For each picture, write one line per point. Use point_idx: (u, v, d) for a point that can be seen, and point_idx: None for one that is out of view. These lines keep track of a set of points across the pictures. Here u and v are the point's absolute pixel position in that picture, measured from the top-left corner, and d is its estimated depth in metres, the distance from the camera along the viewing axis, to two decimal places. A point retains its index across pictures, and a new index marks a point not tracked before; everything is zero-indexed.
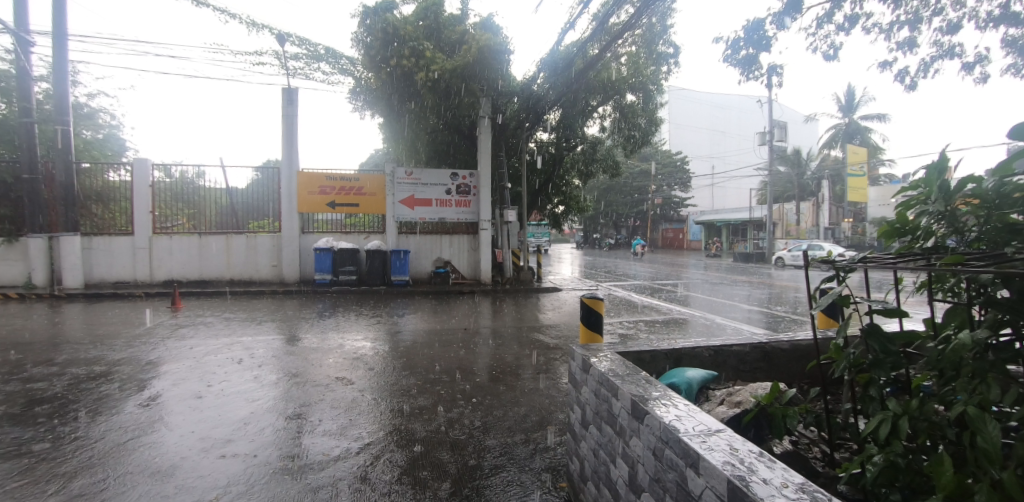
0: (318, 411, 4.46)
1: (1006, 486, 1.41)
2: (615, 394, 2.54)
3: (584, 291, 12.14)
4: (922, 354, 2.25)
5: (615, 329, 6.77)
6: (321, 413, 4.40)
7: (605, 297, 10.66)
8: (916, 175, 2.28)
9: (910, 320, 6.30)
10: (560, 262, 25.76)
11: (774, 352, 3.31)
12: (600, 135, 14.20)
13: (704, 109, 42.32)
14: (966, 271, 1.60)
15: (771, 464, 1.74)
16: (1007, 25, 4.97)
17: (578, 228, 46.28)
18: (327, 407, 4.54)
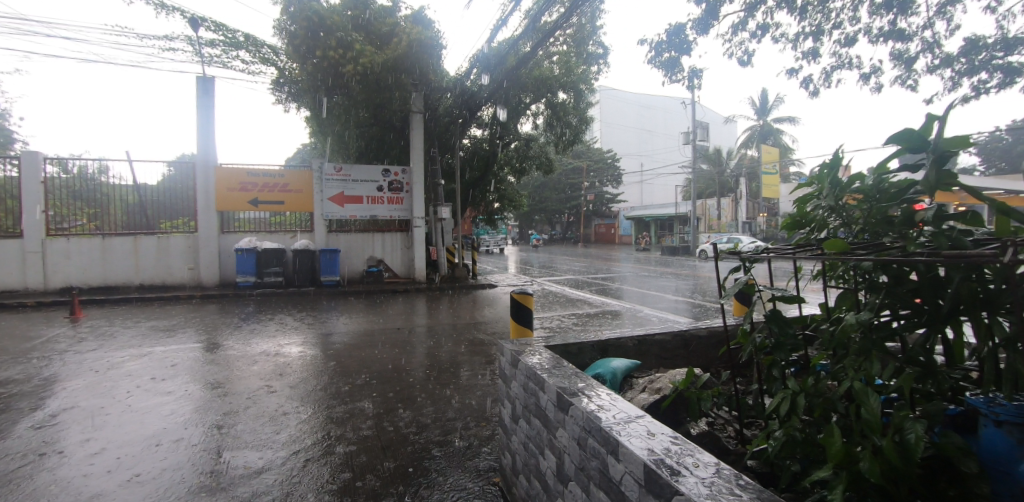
0: (242, 421, 4.20)
1: (885, 452, 1.57)
2: (542, 387, 2.59)
3: (519, 286, 12.26)
4: (818, 335, 2.44)
5: (547, 323, 6.91)
6: (244, 423, 4.14)
7: (539, 292, 10.81)
8: (814, 171, 2.46)
9: (809, 306, 6.93)
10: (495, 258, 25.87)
11: (692, 339, 3.51)
12: (534, 133, 14.40)
13: (634, 109, 44.08)
14: (851, 258, 1.75)
15: (684, 445, 1.84)
16: (894, 40, 5.55)
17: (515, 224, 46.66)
18: (251, 416, 4.28)
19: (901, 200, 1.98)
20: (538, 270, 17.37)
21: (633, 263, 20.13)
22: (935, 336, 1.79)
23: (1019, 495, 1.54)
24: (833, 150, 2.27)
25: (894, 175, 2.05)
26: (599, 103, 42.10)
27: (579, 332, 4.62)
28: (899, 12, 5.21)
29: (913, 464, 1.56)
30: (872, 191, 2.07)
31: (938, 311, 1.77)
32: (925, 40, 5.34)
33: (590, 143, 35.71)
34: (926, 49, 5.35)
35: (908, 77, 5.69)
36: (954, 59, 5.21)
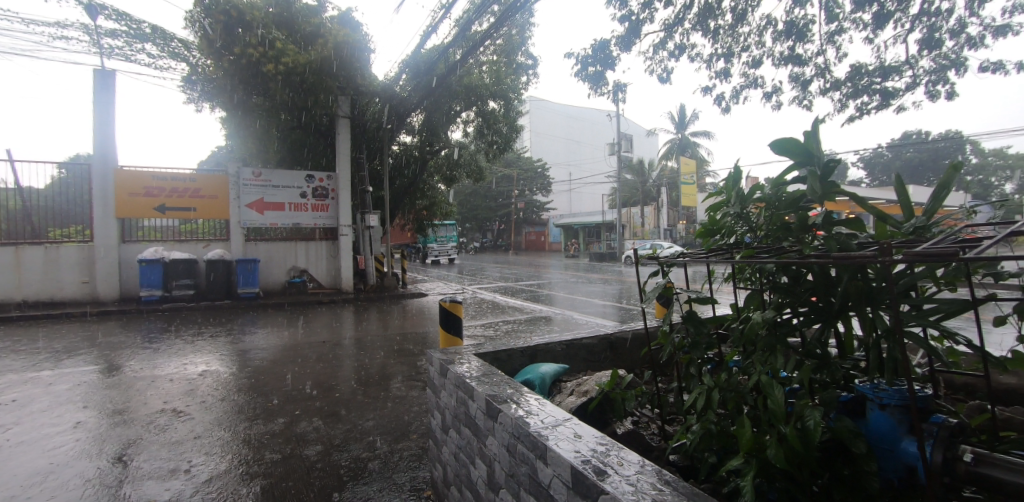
0: (147, 449, 3.79)
1: (788, 439, 1.69)
2: (471, 396, 2.58)
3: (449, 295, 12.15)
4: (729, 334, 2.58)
5: (478, 331, 6.88)
6: (150, 452, 3.74)
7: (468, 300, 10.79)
8: (720, 184, 2.65)
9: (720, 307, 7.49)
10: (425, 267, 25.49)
11: (618, 342, 3.65)
12: (464, 140, 14.38)
13: (563, 120, 45.42)
14: (755, 262, 1.86)
15: (607, 445, 1.91)
16: (793, 64, 6.15)
17: None
18: (159, 444, 3.88)
19: (797, 207, 2.15)
20: (469, 278, 17.27)
21: (563, 270, 20.64)
22: (828, 330, 1.96)
23: (901, 470, 1.71)
24: (734, 165, 2.46)
25: (790, 185, 2.22)
26: (529, 112, 42.79)
27: (509, 338, 4.65)
28: (795, 39, 5.79)
29: (813, 449, 1.70)
30: (772, 200, 2.25)
31: (830, 307, 1.94)
32: (818, 65, 5.97)
33: (520, 152, 36.28)
34: (819, 73, 5.97)
35: (804, 98, 6.32)
36: (841, 83, 5.86)
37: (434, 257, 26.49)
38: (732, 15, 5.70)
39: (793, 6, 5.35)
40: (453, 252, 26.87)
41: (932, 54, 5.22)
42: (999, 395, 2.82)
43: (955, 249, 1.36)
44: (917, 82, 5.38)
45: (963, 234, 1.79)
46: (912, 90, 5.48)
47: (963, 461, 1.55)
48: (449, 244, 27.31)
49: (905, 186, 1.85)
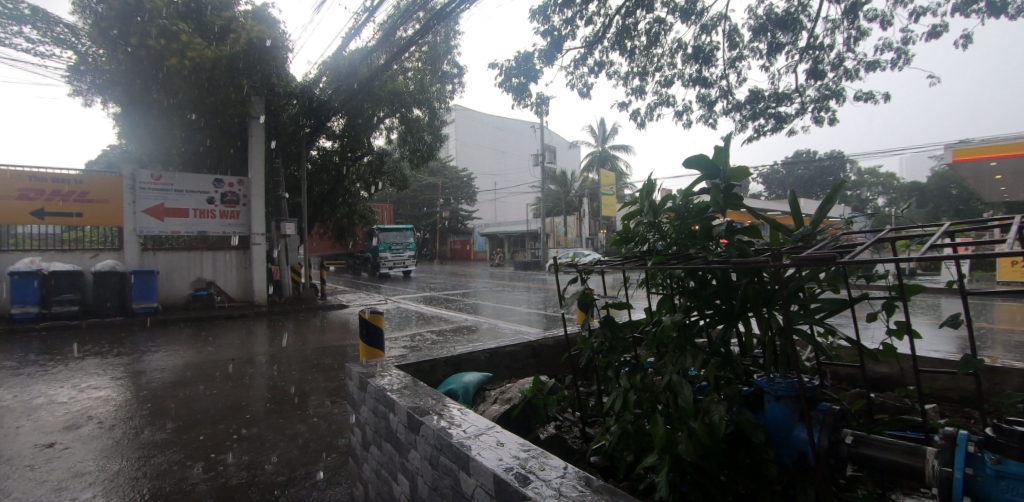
0: (19, 488, 3.30)
1: (698, 434, 1.78)
2: (392, 410, 2.53)
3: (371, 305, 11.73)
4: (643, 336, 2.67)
5: (401, 342, 6.71)
6: (23, 491, 3.26)
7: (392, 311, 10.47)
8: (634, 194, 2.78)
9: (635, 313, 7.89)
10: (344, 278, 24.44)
11: (541, 348, 3.73)
12: (388, 147, 14.06)
13: (489, 130, 45.77)
14: (665, 268, 1.94)
15: (530, 451, 1.94)
16: (700, 86, 6.68)
17: None
18: (34, 481, 3.39)
19: (703, 217, 2.31)
20: (393, 289, 16.78)
21: (488, 279, 20.74)
22: (731, 330, 2.08)
23: (795, 455, 1.87)
24: (646, 177, 2.59)
25: (696, 197, 2.38)
26: (455, 121, 42.55)
27: (433, 349, 4.60)
28: (701, 63, 6.31)
29: (718, 442, 1.80)
30: (681, 210, 2.38)
31: (731, 308, 2.06)
32: (722, 88, 6.53)
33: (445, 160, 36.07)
34: (722, 96, 6.53)
35: (709, 117, 6.88)
36: (740, 105, 6.46)
37: (386, 268, 22.37)
38: (647, 36, 6.10)
39: (699, 32, 5.84)
40: (409, 262, 22.94)
41: (817, 84, 5.92)
42: (869, 383, 3.21)
43: (833, 254, 1.52)
44: (805, 108, 6.05)
45: (841, 242, 2.00)
46: (801, 114, 6.16)
47: (845, 443, 1.73)
48: (407, 252, 23.05)
49: (797, 200, 2.07)
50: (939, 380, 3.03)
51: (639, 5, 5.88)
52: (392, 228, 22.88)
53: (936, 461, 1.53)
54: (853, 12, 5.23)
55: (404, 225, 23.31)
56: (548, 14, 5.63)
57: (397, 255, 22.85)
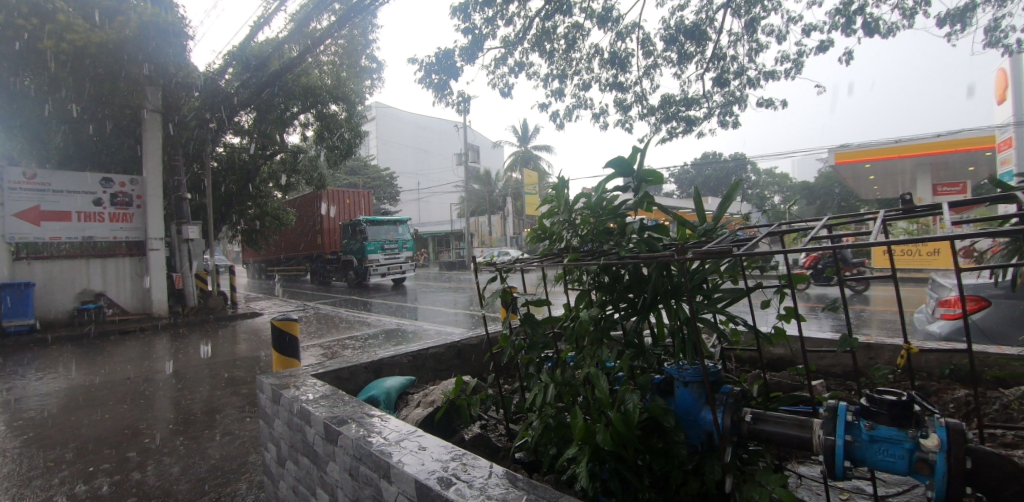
0: None
1: (614, 424, 1.83)
2: (308, 421, 2.40)
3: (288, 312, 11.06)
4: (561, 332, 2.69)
5: (321, 350, 6.39)
6: None
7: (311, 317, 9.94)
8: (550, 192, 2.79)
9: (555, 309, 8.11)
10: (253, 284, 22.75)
11: (465, 348, 3.72)
12: (303, 145, 13.37)
13: (411, 129, 44.66)
14: (580, 264, 1.96)
15: (454, 453, 1.91)
16: (616, 90, 6.97)
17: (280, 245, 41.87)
18: None
19: (616, 214, 2.39)
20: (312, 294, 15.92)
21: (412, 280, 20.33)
22: (644, 322, 2.16)
23: (702, 436, 1.98)
24: (560, 175, 2.60)
25: (609, 194, 2.43)
26: (377, 119, 41.06)
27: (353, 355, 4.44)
28: (618, 68, 6.57)
29: (633, 429, 1.86)
30: (595, 208, 2.43)
31: (641, 301, 2.14)
32: (636, 92, 6.84)
33: (365, 159, 34.73)
34: (637, 100, 6.85)
35: (625, 120, 7.20)
36: (653, 109, 6.82)
37: (379, 273, 17.69)
38: (565, 40, 6.24)
39: (615, 39, 6.08)
40: (405, 264, 18.34)
41: (722, 91, 6.38)
42: (765, 364, 3.51)
43: (729, 247, 1.61)
44: (711, 112, 6.51)
45: (738, 235, 2.15)
46: (708, 118, 6.61)
47: (745, 421, 1.86)
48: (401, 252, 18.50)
49: (699, 197, 2.20)
50: (823, 358, 3.37)
51: (557, 9, 6.02)
52: (381, 221, 18.35)
53: (821, 431, 1.69)
54: (752, 27, 5.70)
55: (394, 217, 18.95)
56: (468, 12, 5.60)
57: (390, 257, 18.26)
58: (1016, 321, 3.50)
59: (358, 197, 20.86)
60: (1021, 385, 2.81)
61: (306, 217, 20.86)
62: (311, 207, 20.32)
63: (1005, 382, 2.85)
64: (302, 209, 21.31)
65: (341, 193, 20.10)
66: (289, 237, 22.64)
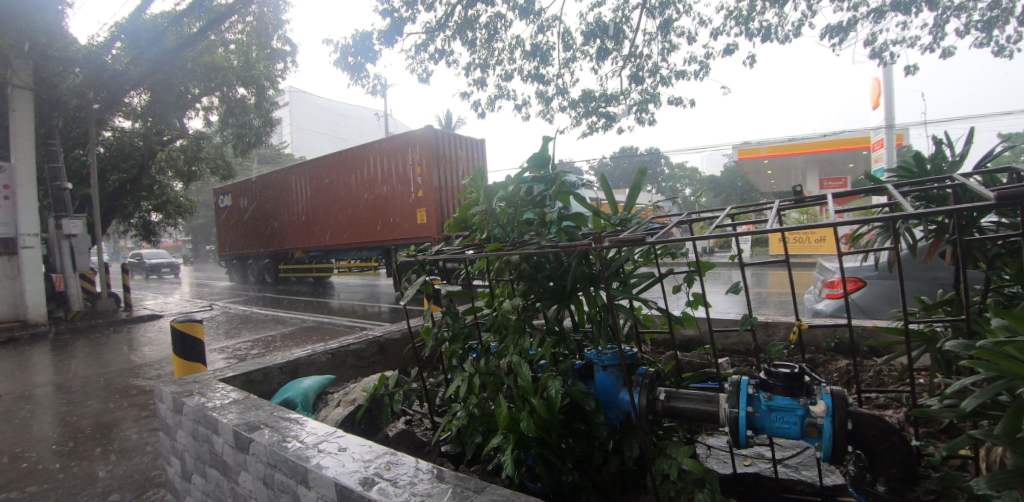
0: None
1: (537, 410, 1.85)
2: (215, 429, 2.22)
3: (193, 313, 10.19)
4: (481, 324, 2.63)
5: (230, 353, 5.93)
6: None
7: (222, 316, 9.25)
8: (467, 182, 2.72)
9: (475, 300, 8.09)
10: (145, 283, 20.52)
11: (388, 343, 3.62)
12: (205, 131, 12.38)
13: (328, 116, 42.16)
14: (502, 255, 1.94)
15: (376, 451, 1.84)
16: (538, 83, 7.04)
17: (182, 239, 38.08)
18: None
19: (534, 205, 2.40)
20: (222, 293, 14.73)
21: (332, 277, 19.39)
22: (564, 310, 2.19)
23: (621, 417, 2.04)
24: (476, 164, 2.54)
25: (525, 186, 2.43)
26: (289, 104, 38.27)
27: (266, 356, 4.19)
28: (539, 60, 6.64)
29: (556, 414, 1.89)
30: (513, 198, 2.42)
31: (561, 289, 2.18)
32: (557, 86, 6.96)
33: (276, 147, 32.33)
34: (559, 93, 6.96)
35: (547, 112, 7.30)
36: (574, 102, 6.98)
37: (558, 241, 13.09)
38: (487, 30, 6.19)
39: (536, 31, 6.13)
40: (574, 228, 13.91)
41: (638, 88, 6.65)
42: (678, 345, 3.73)
43: (642, 235, 1.68)
44: (630, 109, 6.78)
45: (652, 224, 2.26)
46: (626, 114, 6.88)
47: (660, 400, 1.96)
48: None
49: (614, 189, 2.27)
50: (728, 337, 3.66)
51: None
52: None
53: (727, 404, 1.82)
54: (665, 28, 5.98)
55: None
56: None
57: None
58: (886, 298, 4.00)
59: (475, 147, 11.78)
60: (889, 354, 3.21)
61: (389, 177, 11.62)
62: (394, 160, 11.55)
63: (876, 351, 3.24)
64: (373, 164, 12.06)
65: (454, 134, 11.18)
66: (339, 215, 13.21)
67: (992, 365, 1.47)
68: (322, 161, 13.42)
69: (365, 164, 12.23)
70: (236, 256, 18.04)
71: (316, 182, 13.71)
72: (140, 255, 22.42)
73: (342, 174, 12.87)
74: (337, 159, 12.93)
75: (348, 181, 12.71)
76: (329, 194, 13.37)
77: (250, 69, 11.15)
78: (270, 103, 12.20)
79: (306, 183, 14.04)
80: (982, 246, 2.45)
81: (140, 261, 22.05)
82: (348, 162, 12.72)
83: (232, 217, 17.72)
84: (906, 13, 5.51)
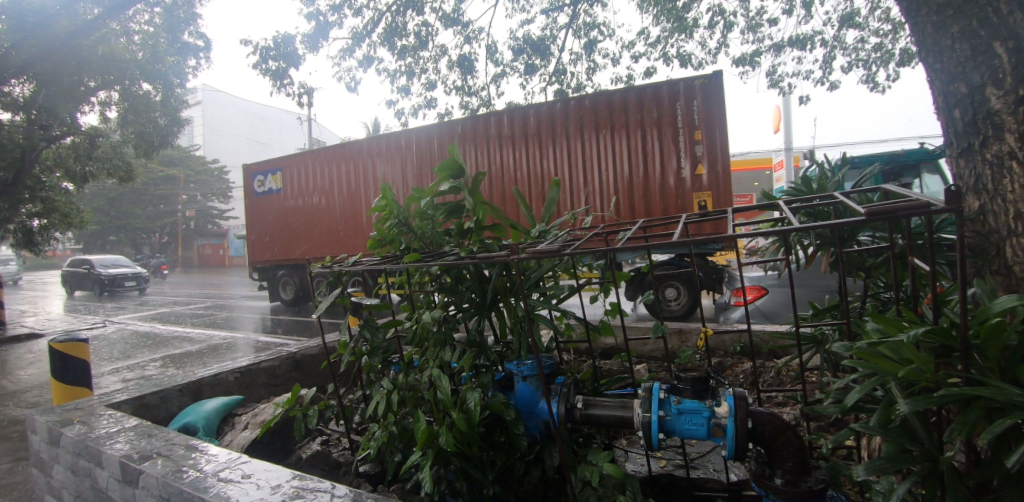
0: None
1: (457, 424, 1.83)
2: (100, 462, 2.00)
3: (81, 330, 9.10)
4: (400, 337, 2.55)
5: (120, 375, 5.37)
6: None
7: (116, 335, 8.35)
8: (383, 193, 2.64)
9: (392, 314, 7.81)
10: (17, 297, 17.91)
11: (304, 359, 3.47)
12: (101, 127, 11.26)
13: (248, 118, 39.63)
14: (423, 265, 1.91)
15: (287, 477, 1.72)
16: (465, 95, 7.07)
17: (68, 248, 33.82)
18: None
19: (455, 215, 2.41)
20: (115, 307, 13.27)
21: (246, 289, 18.11)
22: (485, 321, 2.20)
23: (541, 426, 2.06)
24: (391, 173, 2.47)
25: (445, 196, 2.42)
26: (203, 103, 35.58)
27: (166, 378, 3.88)
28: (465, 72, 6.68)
29: (475, 427, 1.88)
30: (431, 209, 2.40)
31: (482, 300, 2.18)
32: (482, 98, 7.02)
33: (186, 149, 29.86)
34: (483, 104, 7.02)
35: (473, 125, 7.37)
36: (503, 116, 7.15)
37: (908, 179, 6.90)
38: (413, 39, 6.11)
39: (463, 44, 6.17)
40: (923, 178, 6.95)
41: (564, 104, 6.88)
42: (598, 353, 3.86)
43: (558, 247, 1.73)
44: None
45: (569, 234, 2.35)
46: None
47: (578, 408, 2.01)
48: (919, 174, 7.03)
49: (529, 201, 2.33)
50: (645, 345, 3.84)
51: None
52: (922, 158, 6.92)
53: (641, 410, 1.90)
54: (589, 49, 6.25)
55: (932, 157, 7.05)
56: None
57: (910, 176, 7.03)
58: (785, 303, 4.41)
59: None
60: (785, 356, 3.51)
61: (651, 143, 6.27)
62: (659, 112, 6.21)
63: (775, 353, 3.53)
64: (622, 113, 6.44)
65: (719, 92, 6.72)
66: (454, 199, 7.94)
67: (869, 364, 1.59)
68: (492, 119, 7.40)
69: (598, 118, 6.60)
70: (275, 268, 10.93)
71: (515, 147, 7.19)
72: (89, 264, 16.19)
73: (538, 139, 7.03)
74: (529, 112, 7.07)
75: (544, 150, 6.97)
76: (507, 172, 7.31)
77: (156, 63, 10.28)
78: (178, 102, 11.33)
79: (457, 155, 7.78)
80: (860, 256, 2.74)
81: (90, 272, 16.04)
82: (563, 113, 6.83)
83: (260, 219, 10.79)
84: (800, 49, 6.14)
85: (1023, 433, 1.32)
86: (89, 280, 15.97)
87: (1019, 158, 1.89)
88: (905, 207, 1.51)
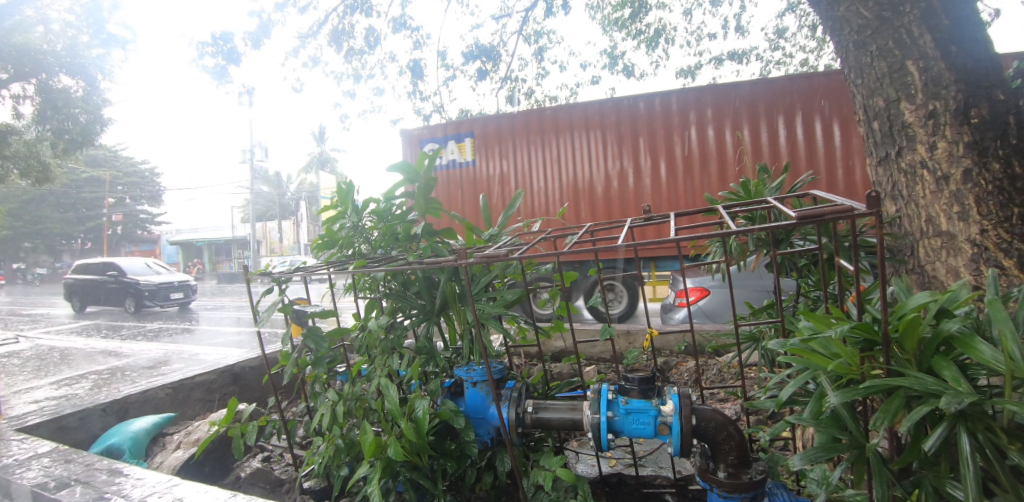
0: None
1: (406, 433, 1.79)
2: (9, 493, 1.82)
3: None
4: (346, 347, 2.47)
5: (32, 397, 4.89)
6: None
7: (30, 351, 7.62)
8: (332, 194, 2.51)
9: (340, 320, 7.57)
10: None
11: (243, 372, 3.32)
12: (13, 124, 10.28)
13: None
14: (369, 271, 1.87)
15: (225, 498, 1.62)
16: None
17: None
18: None
19: (405, 220, 2.37)
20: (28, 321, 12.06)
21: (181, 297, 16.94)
22: (434, 327, 2.19)
23: (493, 431, 2.06)
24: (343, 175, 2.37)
25: (398, 200, 2.37)
26: None
27: (88, 397, 3.61)
28: None
29: (425, 436, 1.85)
30: (385, 213, 2.34)
31: (431, 305, 2.17)
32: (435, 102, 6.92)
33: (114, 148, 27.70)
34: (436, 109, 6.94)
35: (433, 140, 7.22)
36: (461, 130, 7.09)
37: None
38: None
39: None
40: None
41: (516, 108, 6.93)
42: (549, 356, 3.91)
43: (506, 252, 1.74)
44: None
45: (518, 238, 2.35)
46: None
47: (529, 412, 2.01)
48: None
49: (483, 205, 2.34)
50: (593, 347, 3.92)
51: None
52: None
53: (590, 410, 1.92)
54: None
55: None
56: None
57: None
58: (725, 302, 4.63)
59: None
60: (727, 353, 3.67)
61: (782, 134, 5.80)
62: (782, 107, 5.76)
63: (717, 351, 3.70)
64: (750, 103, 5.87)
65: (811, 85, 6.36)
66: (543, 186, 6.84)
67: (801, 360, 1.68)
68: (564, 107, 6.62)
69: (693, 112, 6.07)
70: None
71: (609, 137, 6.42)
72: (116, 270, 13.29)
73: (643, 129, 6.28)
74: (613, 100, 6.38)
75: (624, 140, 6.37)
76: (604, 167, 6.47)
77: (75, 56, 9.48)
78: (102, 98, 10.51)
79: (540, 145, 6.75)
80: (792, 257, 2.92)
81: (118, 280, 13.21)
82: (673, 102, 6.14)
83: None
84: (738, 61, 6.47)
85: (935, 417, 1.43)
86: (119, 290, 13.11)
87: (929, 167, 2.07)
88: (833, 210, 1.60)
